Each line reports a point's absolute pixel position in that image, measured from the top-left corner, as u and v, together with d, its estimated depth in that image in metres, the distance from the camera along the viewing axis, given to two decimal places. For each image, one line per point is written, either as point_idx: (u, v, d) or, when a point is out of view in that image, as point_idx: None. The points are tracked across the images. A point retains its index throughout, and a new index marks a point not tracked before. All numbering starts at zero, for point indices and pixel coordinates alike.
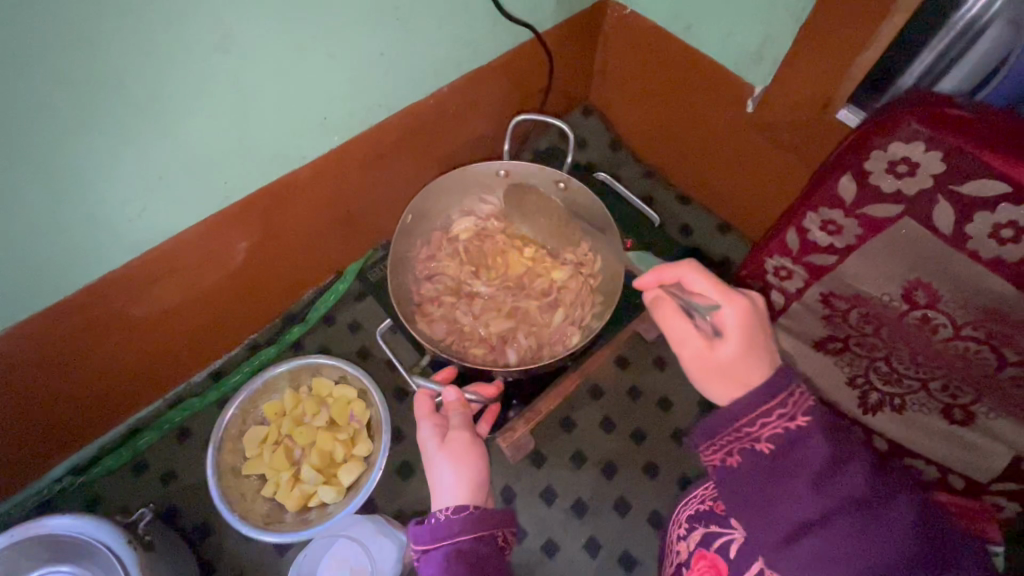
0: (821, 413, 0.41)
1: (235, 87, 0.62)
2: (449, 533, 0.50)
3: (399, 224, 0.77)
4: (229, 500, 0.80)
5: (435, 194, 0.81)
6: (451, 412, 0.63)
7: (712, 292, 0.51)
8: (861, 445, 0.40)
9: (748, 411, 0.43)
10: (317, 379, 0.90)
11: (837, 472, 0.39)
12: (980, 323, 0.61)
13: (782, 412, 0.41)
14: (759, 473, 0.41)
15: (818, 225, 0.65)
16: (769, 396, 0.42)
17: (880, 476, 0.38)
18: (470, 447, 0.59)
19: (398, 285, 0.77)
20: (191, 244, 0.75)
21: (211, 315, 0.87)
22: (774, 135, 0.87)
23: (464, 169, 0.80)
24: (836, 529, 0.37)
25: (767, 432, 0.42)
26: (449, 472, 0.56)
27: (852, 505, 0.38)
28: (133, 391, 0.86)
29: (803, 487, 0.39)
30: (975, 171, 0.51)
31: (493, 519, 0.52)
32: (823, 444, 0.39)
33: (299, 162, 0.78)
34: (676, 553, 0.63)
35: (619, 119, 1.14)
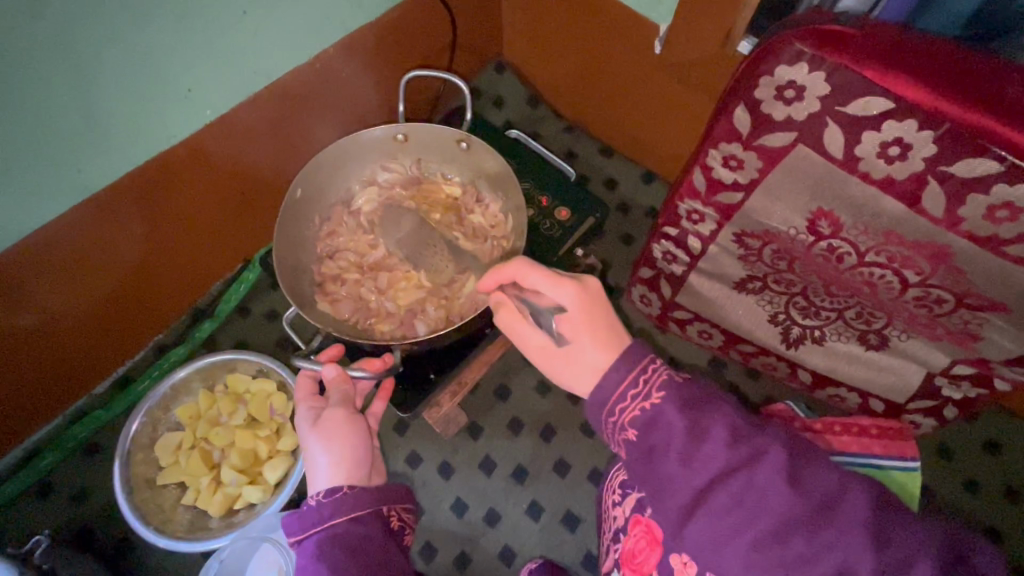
0: (670, 387, 0.46)
1: (64, 57, 0.54)
2: (319, 518, 0.51)
3: (287, 200, 0.72)
4: (144, 514, 0.75)
5: (328, 165, 0.76)
6: (332, 390, 0.61)
7: (548, 286, 0.51)
8: (713, 411, 0.45)
9: (608, 401, 0.48)
10: (231, 376, 0.85)
11: (700, 444, 0.44)
12: (882, 247, 0.61)
13: (635, 393, 0.47)
14: (638, 461, 0.47)
15: (720, 162, 0.63)
16: (622, 383, 0.47)
17: (737, 438, 0.44)
18: (342, 425, 0.59)
19: (290, 264, 0.73)
20: (55, 243, 0.67)
21: (99, 320, 0.80)
22: (684, 75, 0.84)
23: (356, 136, 0.75)
24: (714, 499, 0.43)
25: (628, 418, 0.47)
26: (322, 454, 0.57)
27: (722, 473, 0.43)
28: (22, 411, 0.78)
29: (676, 465, 0.44)
30: (859, 90, 0.50)
31: (367, 497, 0.53)
32: (677, 419, 0.45)
33: (169, 142, 0.70)
34: (614, 518, 0.63)
35: (533, 73, 1.08)
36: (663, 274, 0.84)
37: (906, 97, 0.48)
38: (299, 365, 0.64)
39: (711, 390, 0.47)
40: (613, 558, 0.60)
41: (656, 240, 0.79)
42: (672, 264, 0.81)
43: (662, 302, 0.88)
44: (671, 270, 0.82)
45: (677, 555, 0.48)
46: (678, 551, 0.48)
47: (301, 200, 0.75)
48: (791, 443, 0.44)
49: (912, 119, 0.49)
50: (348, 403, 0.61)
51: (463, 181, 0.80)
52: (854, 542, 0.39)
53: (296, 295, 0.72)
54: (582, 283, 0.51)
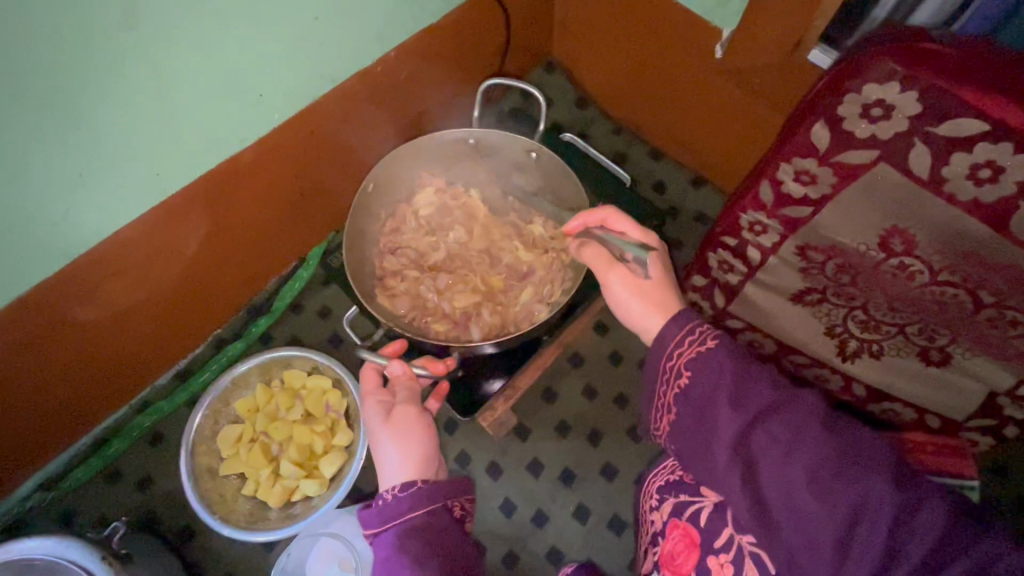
0: (723, 336, 0.45)
1: (151, 67, 0.56)
2: (397, 514, 0.49)
3: (360, 193, 0.73)
4: (209, 503, 0.78)
5: (397, 162, 0.77)
6: (398, 386, 0.61)
7: (635, 231, 0.58)
8: (767, 360, 0.44)
9: (668, 348, 0.48)
10: (287, 372, 0.87)
11: (745, 387, 0.43)
12: (958, 267, 0.60)
13: (693, 340, 0.46)
14: (688, 406, 0.46)
15: (791, 176, 0.62)
16: (678, 332, 0.47)
17: (785, 384, 0.42)
18: (414, 421, 0.57)
19: (355, 261, 0.74)
20: (131, 243, 0.69)
21: (165, 314, 0.82)
22: (745, 81, 0.83)
23: (428, 137, 0.76)
24: (752, 440, 0.41)
25: (686, 363, 0.46)
26: (394, 450, 0.55)
27: (763, 416, 0.41)
28: (94, 400, 0.82)
29: (722, 405, 0.43)
30: (952, 111, 0.49)
31: (443, 490, 0.51)
32: (727, 362, 0.44)
33: (238, 146, 0.72)
34: (652, 522, 0.61)
35: (584, 74, 1.08)
36: (718, 282, 0.83)
37: (1003, 120, 0.47)
38: (364, 356, 0.63)
39: None
40: (651, 561, 0.58)
41: (714, 249, 0.79)
42: (728, 274, 0.80)
43: (714, 310, 0.88)
44: (727, 279, 0.81)
45: (715, 555, 0.50)
46: (715, 553, 0.50)
47: (372, 196, 0.76)
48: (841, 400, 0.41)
49: (1007, 142, 0.48)
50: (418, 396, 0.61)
51: (530, 189, 0.80)
52: (878, 484, 0.37)
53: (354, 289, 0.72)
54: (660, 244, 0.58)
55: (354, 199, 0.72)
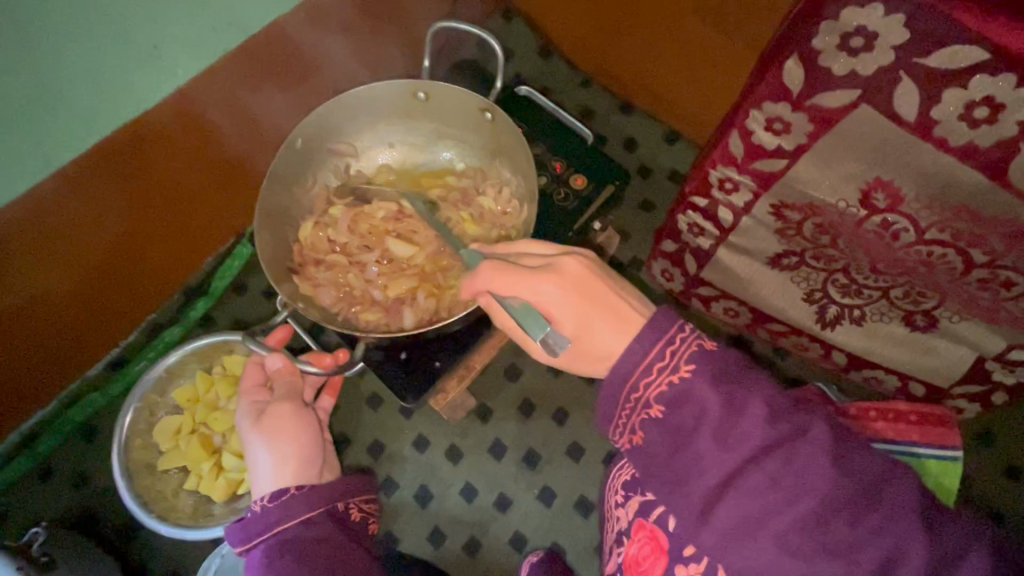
0: (703, 360, 0.39)
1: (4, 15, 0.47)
2: (264, 527, 0.44)
3: (285, 149, 0.65)
4: (146, 501, 0.73)
5: (336, 115, 0.68)
6: (278, 382, 0.56)
7: (521, 289, 0.44)
8: (752, 384, 0.38)
9: (631, 375, 0.40)
10: (229, 358, 0.81)
11: (735, 421, 0.37)
12: (947, 224, 0.53)
13: (661, 365, 0.39)
14: (660, 440, 0.40)
15: (763, 125, 0.54)
16: (646, 354, 0.40)
17: (779, 413, 0.37)
18: (284, 422, 0.53)
19: (274, 231, 0.65)
20: (24, 224, 0.61)
21: (84, 300, 0.75)
22: (718, 19, 0.74)
23: (372, 87, 0.67)
24: (747, 484, 0.36)
25: (654, 394, 0.40)
26: (268, 455, 0.50)
27: (757, 454, 0.36)
28: (14, 395, 0.75)
29: (709, 443, 0.38)
30: (946, 37, 0.41)
31: (321, 495, 0.47)
32: (710, 395, 0.38)
33: (141, 109, 0.63)
34: (617, 520, 0.54)
35: (546, 19, 0.98)
36: (688, 248, 0.76)
37: (1005, 47, 0.40)
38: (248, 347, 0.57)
39: (746, 360, 0.40)
40: (617, 563, 0.52)
41: (682, 212, 0.71)
42: (699, 238, 0.73)
43: (685, 278, 0.82)
44: (698, 244, 0.74)
45: (684, 565, 0.42)
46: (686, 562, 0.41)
47: (303, 150, 0.68)
48: (836, 423, 0.37)
49: (1010, 73, 0.41)
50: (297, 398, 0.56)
51: (484, 156, 0.72)
52: (894, 526, 0.34)
53: (273, 263, 0.63)
54: (556, 271, 0.44)
55: (279, 151, 0.64)
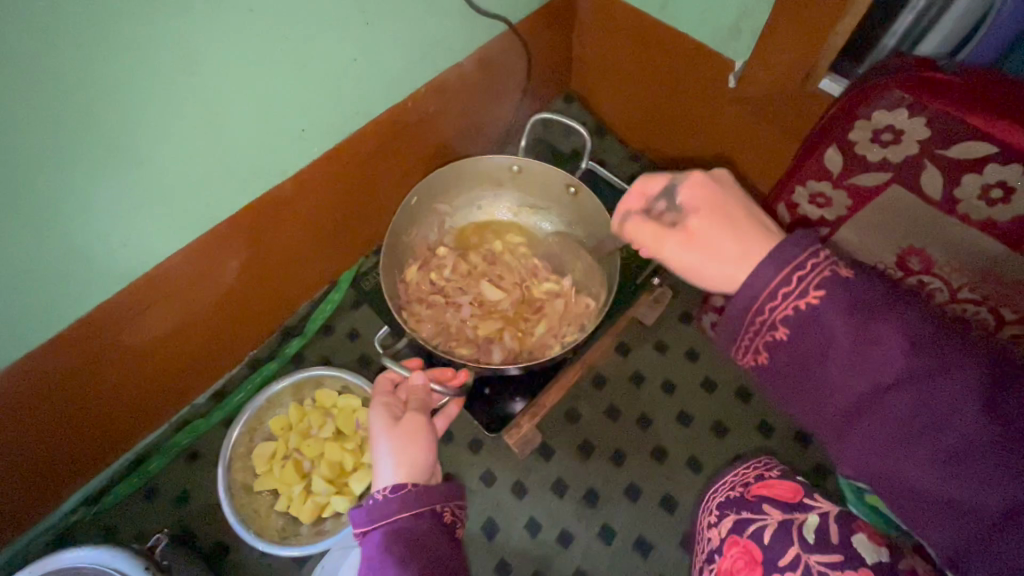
0: (834, 285, 0.40)
1: (208, 108, 0.62)
2: (385, 513, 0.52)
3: (404, 206, 0.79)
4: (245, 518, 0.81)
5: (444, 182, 0.82)
6: (412, 398, 0.65)
7: (651, 241, 0.54)
8: (889, 309, 0.39)
9: (757, 300, 0.43)
10: (320, 391, 0.90)
11: (862, 348, 0.39)
12: (977, 285, 0.60)
13: (788, 291, 0.42)
14: (788, 362, 0.43)
15: (808, 199, 0.65)
16: (775, 281, 0.42)
17: (913, 341, 0.37)
18: (418, 429, 0.61)
19: (392, 274, 0.78)
20: (182, 267, 0.75)
21: (208, 334, 0.87)
22: (759, 109, 0.87)
23: (474, 160, 0.81)
24: (885, 404, 0.38)
25: (779, 318, 0.42)
26: (394, 455, 0.58)
27: (893, 377, 0.38)
28: (139, 416, 0.86)
29: (834, 365, 0.40)
30: (959, 135, 0.51)
31: (433, 496, 0.54)
32: (841, 321, 0.40)
33: (281, 176, 0.78)
34: (707, 539, 0.57)
35: (601, 104, 1.13)
36: None
37: (1010, 142, 0.49)
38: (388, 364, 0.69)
39: (886, 288, 0.40)
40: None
41: None
42: None
43: None
44: None
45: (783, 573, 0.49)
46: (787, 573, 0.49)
47: (416, 207, 0.81)
48: (982, 352, 0.36)
49: (1017, 163, 0.50)
50: (428, 413, 0.64)
51: (562, 220, 0.85)
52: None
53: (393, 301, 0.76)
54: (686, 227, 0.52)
55: (398, 210, 0.77)
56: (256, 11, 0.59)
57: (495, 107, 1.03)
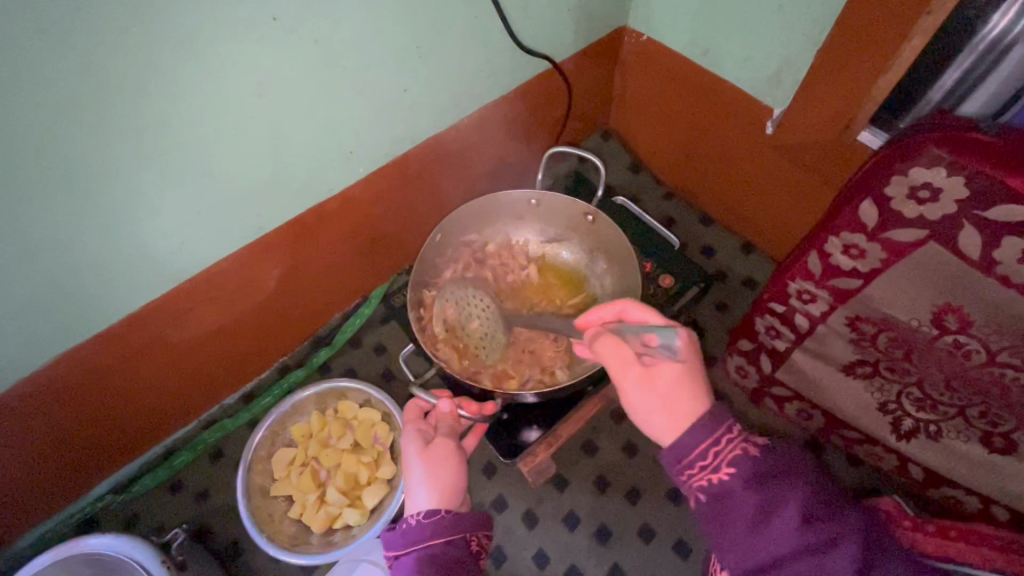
0: (749, 460, 0.44)
1: (268, 127, 0.67)
2: (419, 538, 0.57)
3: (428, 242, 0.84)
4: (258, 521, 0.83)
5: (470, 215, 0.88)
6: (441, 424, 0.70)
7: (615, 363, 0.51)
8: (788, 489, 0.44)
9: (678, 462, 0.46)
10: (342, 402, 0.92)
11: (770, 522, 0.43)
12: (1017, 350, 0.59)
13: (704, 463, 0.45)
14: (704, 520, 0.46)
15: (840, 250, 0.64)
16: (696, 448, 0.46)
17: (813, 522, 0.42)
18: (449, 454, 0.66)
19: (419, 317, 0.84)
20: (229, 272, 0.79)
21: (246, 337, 0.91)
22: (793, 156, 0.87)
23: (499, 197, 0.88)
24: (783, 571, 0.42)
25: (698, 485, 0.46)
26: (425, 480, 0.63)
27: (789, 554, 0.42)
28: (170, 412, 0.90)
29: (744, 534, 0.43)
30: (1000, 196, 0.51)
31: (463, 524, 0.59)
32: (748, 497, 0.44)
33: (327, 195, 0.82)
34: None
35: (639, 141, 1.15)
36: (764, 348, 0.84)
37: None
38: (414, 391, 0.72)
39: (788, 459, 0.46)
40: None
41: (761, 315, 0.81)
42: (775, 340, 0.82)
43: (760, 376, 0.90)
44: (774, 345, 0.82)
45: None
46: None
47: (441, 242, 0.87)
48: (866, 531, 0.43)
49: None
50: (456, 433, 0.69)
51: (585, 248, 0.90)
52: None
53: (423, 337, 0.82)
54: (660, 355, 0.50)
55: (425, 243, 0.83)
56: (320, 41, 0.63)
57: (535, 139, 1.06)
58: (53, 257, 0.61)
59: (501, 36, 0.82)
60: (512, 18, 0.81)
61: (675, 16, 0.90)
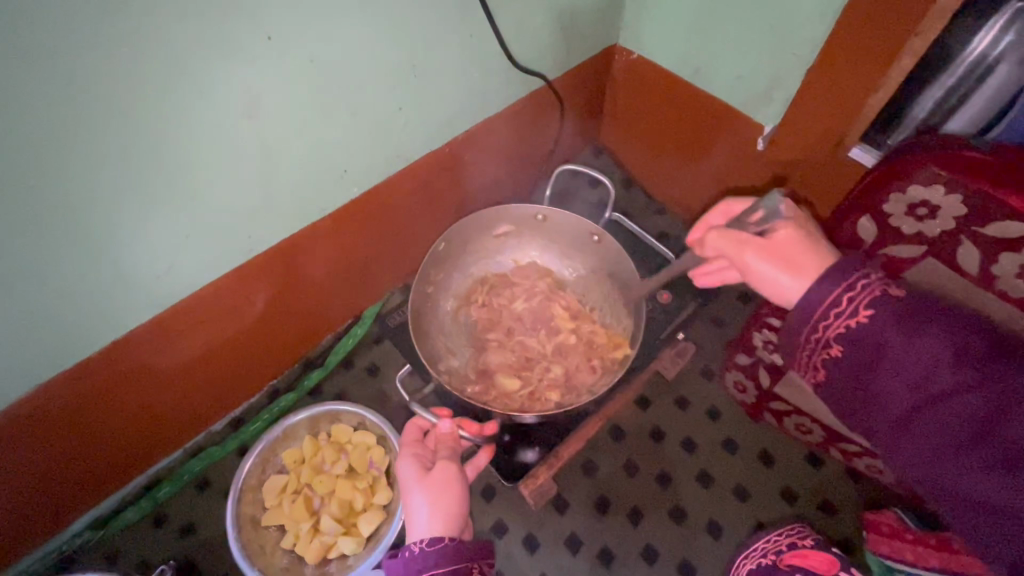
0: (883, 308, 0.48)
1: (263, 148, 0.66)
2: (423, 565, 0.54)
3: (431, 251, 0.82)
4: (249, 554, 0.79)
5: (477, 225, 0.88)
6: (440, 444, 0.68)
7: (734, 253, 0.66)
8: (918, 319, 0.46)
9: (817, 310, 0.50)
10: (336, 426, 0.90)
11: (901, 354, 0.46)
12: None
13: (839, 312, 0.49)
14: (844, 376, 0.51)
15: (838, 265, 0.65)
16: (827, 302, 0.50)
17: (937, 352, 0.44)
18: (450, 478, 0.63)
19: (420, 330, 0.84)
20: (216, 296, 0.77)
21: (236, 361, 0.88)
22: (785, 172, 0.89)
23: (507, 207, 0.87)
24: (925, 404, 0.44)
25: (831, 335, 0.50)
26: (426, 505, 0.60)
27: (919, 383, 0.45)
28: (152, 441, 0.86)
29: (889, 375, 0.47)
30: (997, 215, 0.51)
31: (468, 551, 0.56)
32: (889, 332, 0.47)
33: (319, 215, 0.81)
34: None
35: (631, 158, 1.15)
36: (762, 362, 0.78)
37: None
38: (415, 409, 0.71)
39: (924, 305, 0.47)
40: None
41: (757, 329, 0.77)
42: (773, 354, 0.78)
43: (758, 391, 0.83)
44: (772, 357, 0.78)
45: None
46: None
47: (444, 253, 0.87)
48: (994, 364, 0.42)
49: None
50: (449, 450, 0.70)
51: (587, 269, 0.90)
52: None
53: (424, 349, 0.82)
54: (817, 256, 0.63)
55: (428, 252, 0.81)
56: (316, 60, 0.62)
57: (527, 155, 1.06)
58: (31, 285, 0.58)
59: (495, 55, 0.82)
60: (506, 37, 0.81)
61: (665, 35, 0.91)
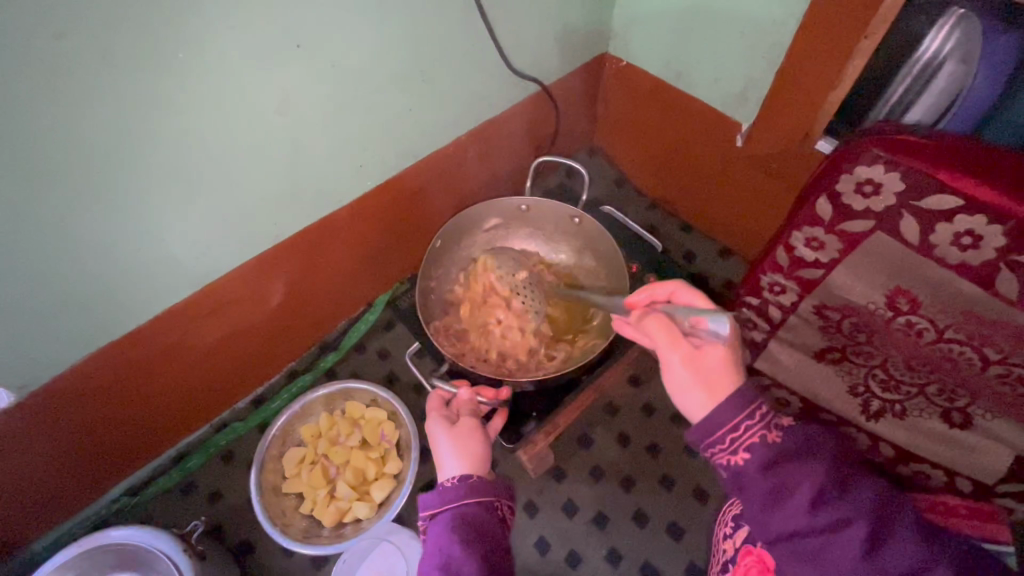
0: (761, 449, 0.47)
1: (290, 144, 0.75)
2: (454, 496, 0.58)
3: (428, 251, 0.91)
4: (271, 515, 0.86)
5: (469, 222, 0.97)
6: (462, 407, 0.72)
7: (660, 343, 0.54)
8: (801, 472, 0.45)
9: (714, 431, 0.49)
10: (350, 403, 0.97)
11: (783, 500, 0.45)
12: (961, 325, 0.66)
13: (726, 442, 0.49)
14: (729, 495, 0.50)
15: (803, 242, 0.72)
16: (726, 423, 0.49)
17: (819, 502, 0.44)
18: (474, 431, 0.67)
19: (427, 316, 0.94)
20: (245, 279, 0.85)
21: (259, 342, 0.96)
22: (760, 164, 0.96)
23: (490, 202, 0.96)
24: (801, 542, 0.44)
25: (720, 463, 0.49)
26: (453, 451, 0.64)
27: (800, 531, 0.44)
28: (182, 415, 0.93)
29: (768, 512, 0.46)
30: (932, 189, 0.60)
31: (494, 489, 0.60)
32: (761, 482, 0.46)
33: (336, 206, 0.89)
34: (723, 551, 0.65)
35: (622, 158, 1.24)
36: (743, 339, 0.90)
37: (974, 196, 0.57)
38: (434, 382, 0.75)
39: (801, 449, 0.47)
40: None
41: (739, 309, 0.87)
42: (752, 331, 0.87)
43: None
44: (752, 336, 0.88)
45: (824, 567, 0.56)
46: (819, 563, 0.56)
47: (439, 252, 0.96)
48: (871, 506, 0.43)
49: (982, 215, 0.58)
50: None
51: (571, 247, 0.99)
52: None
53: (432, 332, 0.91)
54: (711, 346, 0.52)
55: (429, 248, 0.90)
56: (337, 65, 0.71)
57: (526, 155, 1.15)
58: (90, 262, 0.65)
59: (495, 62, 0.91)
60: (505, 46, 0.90)
61: (650, 43, 1.00)
